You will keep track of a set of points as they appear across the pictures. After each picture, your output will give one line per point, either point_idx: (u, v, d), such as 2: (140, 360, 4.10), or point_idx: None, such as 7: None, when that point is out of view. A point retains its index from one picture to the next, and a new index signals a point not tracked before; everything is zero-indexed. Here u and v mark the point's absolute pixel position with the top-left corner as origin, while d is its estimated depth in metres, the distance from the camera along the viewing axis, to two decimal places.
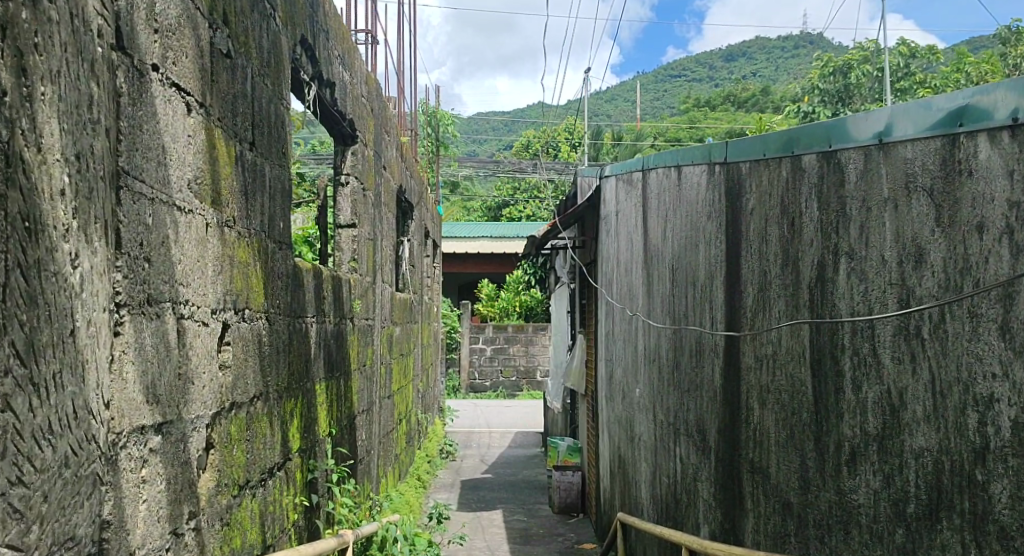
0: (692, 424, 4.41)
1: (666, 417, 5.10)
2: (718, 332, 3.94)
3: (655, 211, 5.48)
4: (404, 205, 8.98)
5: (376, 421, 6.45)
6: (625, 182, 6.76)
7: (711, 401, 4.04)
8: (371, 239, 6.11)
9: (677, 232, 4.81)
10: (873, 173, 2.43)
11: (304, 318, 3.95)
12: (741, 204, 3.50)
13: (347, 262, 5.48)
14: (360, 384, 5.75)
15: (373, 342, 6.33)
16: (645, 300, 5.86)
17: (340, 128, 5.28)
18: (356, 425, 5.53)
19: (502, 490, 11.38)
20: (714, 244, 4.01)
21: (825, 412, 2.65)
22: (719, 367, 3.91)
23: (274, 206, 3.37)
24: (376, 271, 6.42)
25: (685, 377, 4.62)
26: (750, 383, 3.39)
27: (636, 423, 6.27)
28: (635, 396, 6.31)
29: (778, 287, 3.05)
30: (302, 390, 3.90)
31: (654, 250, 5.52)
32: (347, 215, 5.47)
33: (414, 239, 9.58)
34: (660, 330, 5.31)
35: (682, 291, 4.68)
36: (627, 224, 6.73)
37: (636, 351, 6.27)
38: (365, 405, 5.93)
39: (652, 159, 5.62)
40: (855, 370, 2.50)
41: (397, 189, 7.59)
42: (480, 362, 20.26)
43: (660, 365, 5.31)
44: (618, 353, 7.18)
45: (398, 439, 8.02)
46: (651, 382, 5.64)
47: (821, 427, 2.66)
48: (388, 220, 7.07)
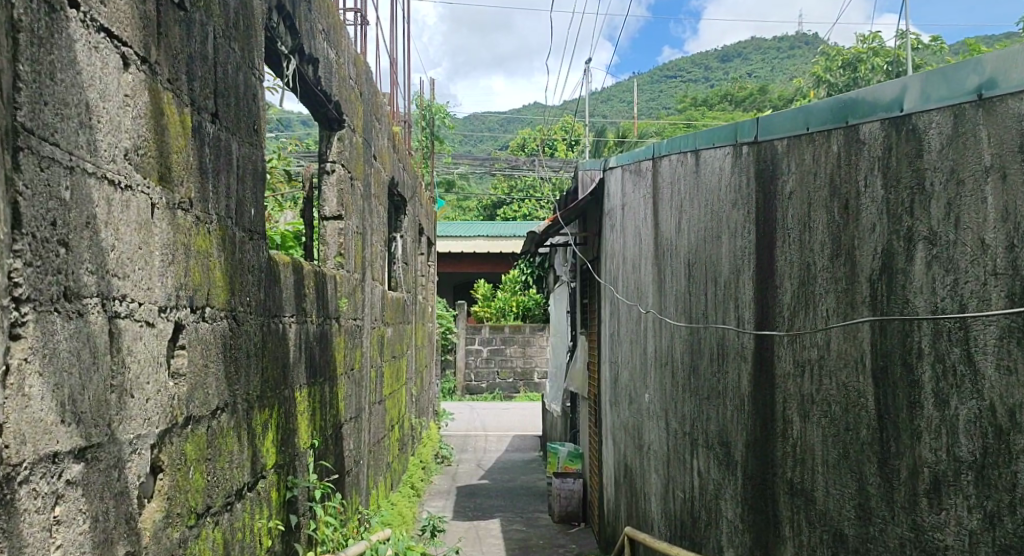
0: (712, 436, 4.00)
1: (681, 426, 4.68)
2: (745, 333, 3.52)
3: (668, 203, 5.05)
4: (397, 199, 8.56)
5: (365, 428, 6.04)
6: (633, 173, 6.33)
7: (738, 411, 3.61)
8: (360, 234, 5.68)
9: (694, 223, 4.39)
10: (977, 142, 2.00)
11: (281, 318, 3.52)
12: (777, 188, 3.08)
13: (333, 258, 5.05)
14: (348, 390, 5.33)
15: (363, 344, 5.91)
16: (655, 297, 5.45)
17: (325, 111, 4.85)
18: (343, 433, 5.11)
19: (500, 496, 10.98)
20: (740, 234, 3.59)
21: (910, 433, 2.21)
22: (746, 373, 3.49)
23: (244, 188, 2.94)
24: (365, 268, 5.99)
25: (703, 383, 4.21)
26: (787, 390, 2.98)
27: (645, 431, 5.85)
28: (644, 401, 5.89)
29: (828, 281, 2.62)
30: (279, 399, 3.47)
31: (667, 245, 5.10)
32: (332, 206, 5.02)
33: (407, 236, 9.17)
34: (673, 331, 4.89)
35: (701, 288, 4.25)
36: (635, 218, 6.30)
37: (646, 353, 5.85)
38: (353, 412, 5.50)
39: (663, 146, 5.20)
40: (951, 382, 2.07)
41: (388, 181, 7.15)
42: (476, 364, 19.83)
43: (673, 369, 4.89)
44: (624, 356, 6.76)
45: (390, 447, 7.58)
46: (663, 387, 5.22)
47: (906, 450, 2.22)
48: (379, 213, 6.66)
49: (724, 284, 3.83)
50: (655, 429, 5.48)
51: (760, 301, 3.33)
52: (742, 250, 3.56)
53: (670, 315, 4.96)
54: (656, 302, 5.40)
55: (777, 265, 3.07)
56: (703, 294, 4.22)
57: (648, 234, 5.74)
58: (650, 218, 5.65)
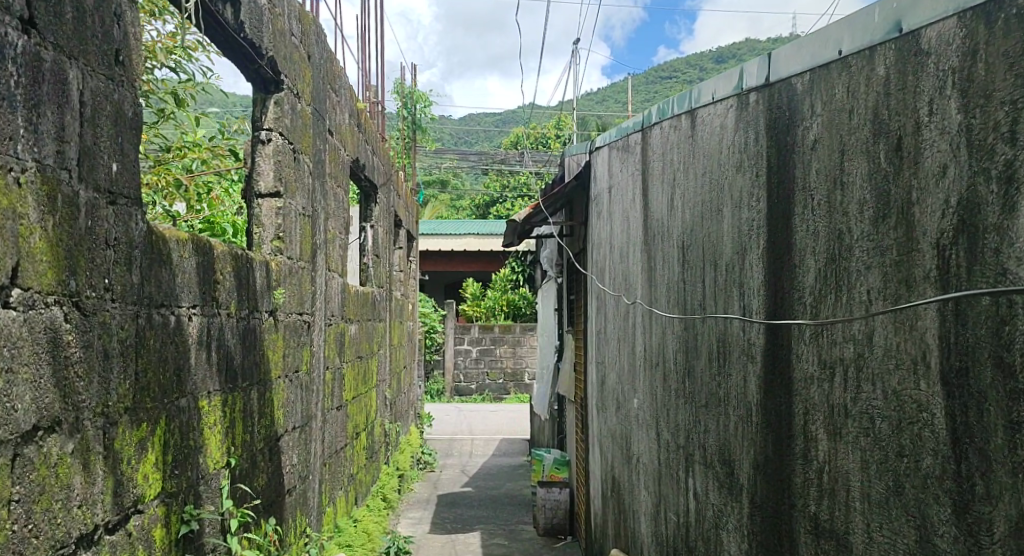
0: (712, 452, 3.31)
1: (674, 438, 4.00)
2: (753, 325, 2.84)
3: (659, 178, 4.37)
4: (367, 185, 7.90)
5: (318, 439, 5.35)
6: (620, 152, 5.65)
7: (743, 423, 2.93)
8: (308, 216, 5.00)
9: (690, 197, 3.70)
10: None
11: (172, 308, 2.84)
12: (795, 137, 2.41)
13: (270, 242, 4.35)
14: (292, 396, 4.64)
15: (315, 342, 5.23)
16: (645, 288, 4.77)
17: (256, 69, 4.17)
18: (283, 446, 4.43)
19: (482, 507, 10.29)
20: (746, 203, 2.91)
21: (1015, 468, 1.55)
22: (755, 375, 2.81)
23: (98, 133, 2.25)
24: (317, 255, 5.30)
25: (701, 389, 3.52)
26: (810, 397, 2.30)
27: (634, 442, 5.16)
28: (633, 407, 5.21)
29: (873, 253, 1.95)
30: (169, 409, 2.79)
31: (658, 228, 4.42)
32: (269, 180, 4.33)
33: (381, 226, 8.50)
34: (665, 325, 4.22)
35: (698, 274, 3.57)
36: (622, 200, 5.62)
37: (634, 352, 5.16)
38: (298, 421, 4.82)
39: (654, 113, 4.52)
40: None
41: (350, 161, 6.46)
42: (465, 365, 19.13)
43: (665, 371, 4.22)
44: (612, 356, 6.07)
45: (354, 457, 6.89)
46: (653, 392, 4.54)
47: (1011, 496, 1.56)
48: (338, 196, 5.99)
49: (725, 266, 3.15)
50: (645, 439, 4.79)
51: (771, 285, 2.65)
52: (748, 223, 2.89)
53: (661, 307, 4.30)
54: (645, 290, 4.72)
55: (796, 235, 2.40)
56: (698, 281, 3.55)
57: (638, 217, 5.06)
58: (640, 198, 4.97)
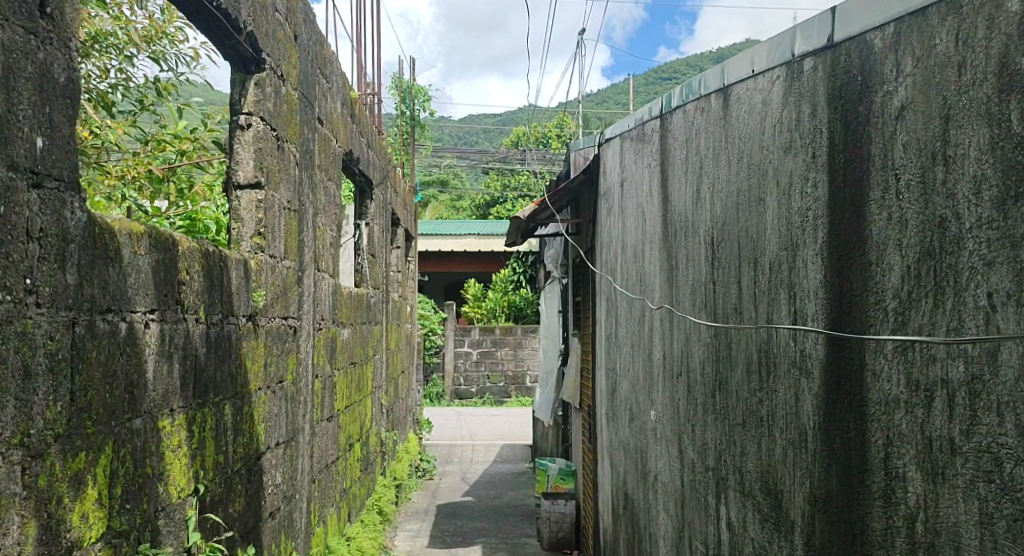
0: (752, 479, 2.89)
1: (701, 458, 3.59)
2: (807, 333, 2.42)
3: (682, 168, 3.95)
4: (362, 180, 7.48)
5: (306, 453, 4.94)
6: (634, 142, 5.22)
7: (793, 449, 2.50)
8: (294, 211, 4.58)
9: (721, 186, 3.28)
10: None
11: (122, 315, 2.39)
12: (879, 106, 1.97)
13: (249, 238, 3.92)
14: (276, 409, 4.23)
15: (303, 349, 4.81)
16: (663, 288, 4.36)
17: (233, 46, 3.74)
18: (266, 465, 4.01)
19: (483, 517, 9.88)
20: (798, 189, 2.48)
21: None
22: (811, 392, 2.39)
23: (13, 100, 1.82)
24: (306, 254, 4.89)
25: (736, 404, 3.09)
26: (906, 425, 1.87)
27: (651, 457, 4.75)
28: (649, 419, 4.80)
29: (1015, 247, 1.57)
30: (118, 432, 2.35)
31: (680, 223, 4.00)
32: (248, 170, 3.90)
33: (377, 224, 8.09)
34: (689, 331, 3.80)
35: (731, 272, 3.14)
36: (636, 193, 5.20)
37: (651, 359, 4.74)
38: (284, 436, 4.41)
39: (675, 96, 4.09)
40: None
41: (342, 154, 6.04)
42: (465, 368, 18.70)
43: (690, 382, 3.80)
44: (624, 363, 5.65)
45: (347, 470, 6.48)
46: (674, 404, 4.12)
47: None
48: (328, 190, 5.57)
49: (769, 264, 2.73)
50: (664, 456, 4.38)
51: (834, 286, 2.23)
52: (801, 212, 2.46)
53: (683, 310, 3.88)
54: (665, 292, 4.30)
55: (878, 225, 1.97)
56: (732, 281, 3.13)
57: (654, 212, 4.64)
58: (657, 190, 4.54)
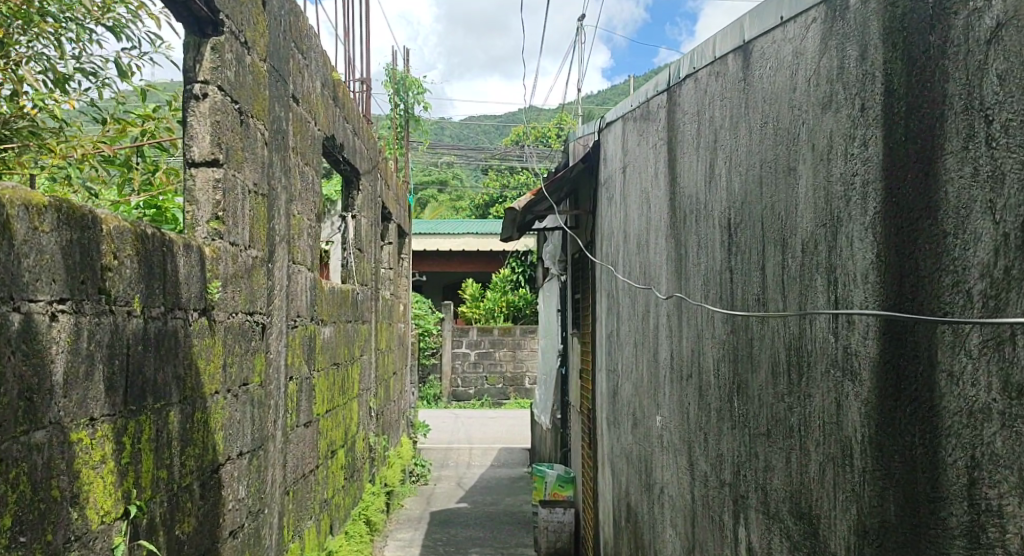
0: (778, 499, 2.46)
1: (715, 471, 3.17)
2: (852, 325, 1.99)
3: (693, 144, 3.52)
4: (346, 169, 7.05)
5: (277, 462, 4.50)
6: (637, 123, 4.79)
7: (834, 466, 2.08)
8: (262, 195, 4.15)
9: (742, 158, 2.84)
10: None
11: (14, 304, 1.95)
12: (969, 31, 1.60)
13: (206, 223, 3.48)
14: (238, 414, 3.80)
15: (273, 348, 4.38)
16: (671, 279, 3.94)
17: (185, 4, 3.31)
18: (226, 478, 3.59)
19: (478, 525, 9.44)
20: (841, 151, 2.04)
21: None
22: (857, 398, 1.96)
23: None
24: (277, 244, 4.46)
25: (758, 410, 2.67)
26: (1002, 443, 1.53)
27: (657, 466, 4.33)
28: (654, 425, 4.38)
29: None
30: (6, 448, 1.91)
31: (691, 206, 3.57)
32: (204, 146, 3.47)
33: (365, 216, 7.66)
34: (701, 327, 3.38)
35: (753, 255, 2.71)
36: (640, 179, 4.78)
37: (657, 359, 4.32)
38: (250, 444, 3.97)
39: (685, 66, 3.67)
40: None
41: (322, 138, 5.61)
42: (463, 369, 18.24)
43: (702, 385, 3.38)
44: (627, 364, 5.23)
45: (329, 479, 6.05)
46: (683, 409, 3.70)
47: None
48: (306, 176, 5.13)
49: (801, 244, 2.30)
50: (671, 466, 3.95)
51: (893, 266, 1.82)
52: (845, 178, 2.02)
53: (695, 302, 3.46)
54: (672, 285, 3.88)
55: (958, 183, 1.62)
56: (754, 268, 2.70)
57: (661, 197, 4.21)
58: (665, 173, 4.11)
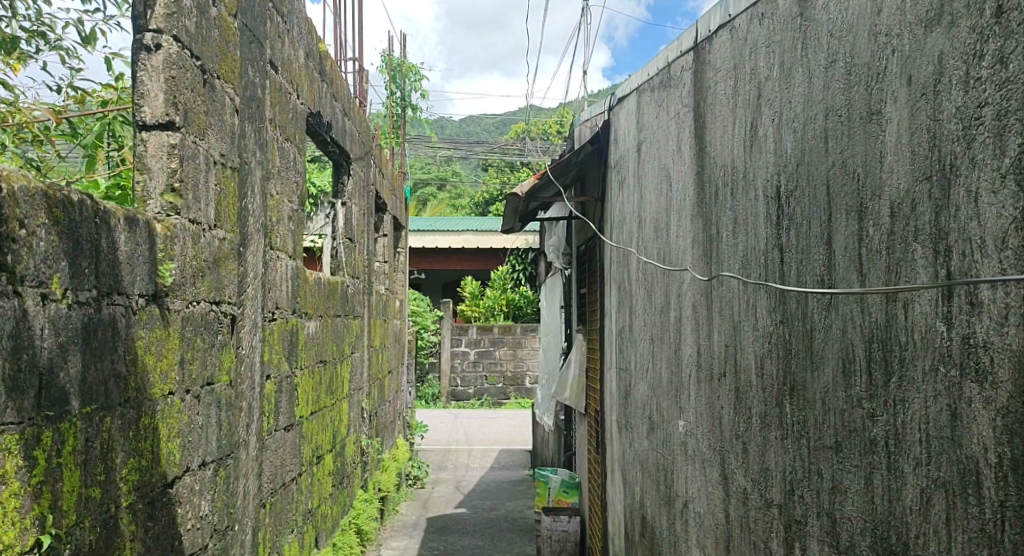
0: (854, 531, 1.97)
1: (758, 489, 2.68)
2: (977, 309, 1.51)
3: (728, 106, 3.03)
4: (335, 152, 6.56)
5: (251, 471, 4.00)
6: (655, 92, 4.30)
7: (950, 496, 1.59)
8: (231, 168, 3.66)
9: (797, 112, 2.35)
10: None
11: None
12: None
13: (158, 196, 2.97)
14: (200, 419, 3.29)
15: (245, 343, 3.88)
16: (698, 265, 3.45)
17: None
18: (183, 493, 3.09)
19: (477, 533, 8.94)
20: (956, 78, 1.56)
21: None
22: (989, 407, 1.48)
23: None
24: (251, 226, 3.97)
25: (821, 418, 2.18)
26: None
27: (679, 478, 3.83)
28: (676, 431, 3.89)
29: None
30: None
31: (725, 179, 3.08)
32: (157, 107, 2.96)
33: (356, 204, 7.17)
34: (739, 319, 2.89)
35: (815, 227, 2.23)
36: (659, 156, 4.29)
37: (679, 356, 3.82)
38: (215, 453, 3.47)
39: (717, 17, 3.17)
40: None
41: (305, 113, 5.13)
42: (462, 368, 17.74)
43: (740, 388, 2.89)
44: (643, 361, 4.74)
45: (314, 487, 5.55)
46: (715, 413, 3.21)
47: None
48: (287, 153, 4.64)
49: (890, 207, 1.81)
50: (698, 479, 3.46)
51: None
52: (963, 113, 1.54)
53: (731, 290, 2.97)
54: (701, 271, 3.39)
55: None
56: (817, 243, 2.22)
57: (685, 172, 3.72)
58: (690, 145, 3.62)
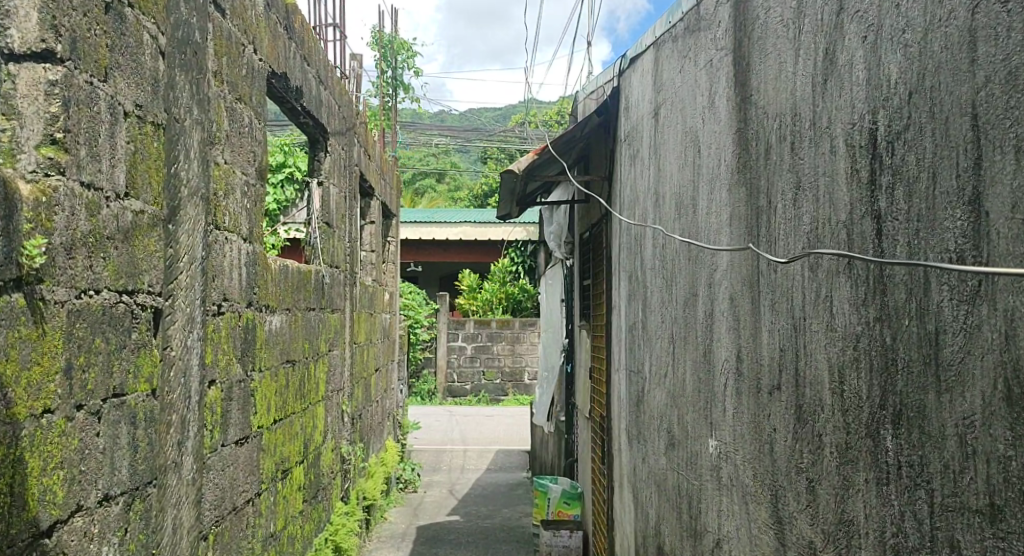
0: None
1: (834, 547, 1.97)
2: None
3: (787, 33, 2.30)
4: (309, 123, 5.82)
5: (184, 497, 3.30)
6: (680, 39, 3.58)
7: None
8: (153, 126, 2.94)
9: (913, 16, 1.63)
10: None
11: None
12: None
13: (32, 150, 2.22)
14: (102, 443, 2.59)
15: (174, 343, 3.17)
16: (739, 246, 2.74)
17: None
18: (70, 541, 2.38)
19: (471, 544, 8.24)
20: None
21: None
22: None
23: None
24: (182, 198, 3.23)
25: (956, 466, 1.47)
26: None
27: (708, 510, 3.12)
28: (704, 452, 3.18)
29: None
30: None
31: (780, 130, 2.36)
32: (27, 29, 2.21)
33: (334, 184, 6.44)
34: (804, 315, 2.17)
35: (945, 178, 1.51)
36: (682, 119, 3.58)
37: (710, 360, 3.10)
38: (125, 482, 2.76)
39: None
40: None
41: (265, 72, 4.39)
42: (459, 363, 17.00)
43: (802, 407, 2.18)
44: (660, 362, 4.03)
45: (280, 504, 4.85)
46: (763, 436, 2.50)
47: None
48: (237, 115, 3.92)
49: None
50: (737, 517, 2.75)
51: None
52: None
53: (792, 278, 2.26)
54: (745, 254, 2.68)
55: None
56: (947, 204, 1.50)
57: (720, 133, 3.00)
58: (727, 97, 2.90)
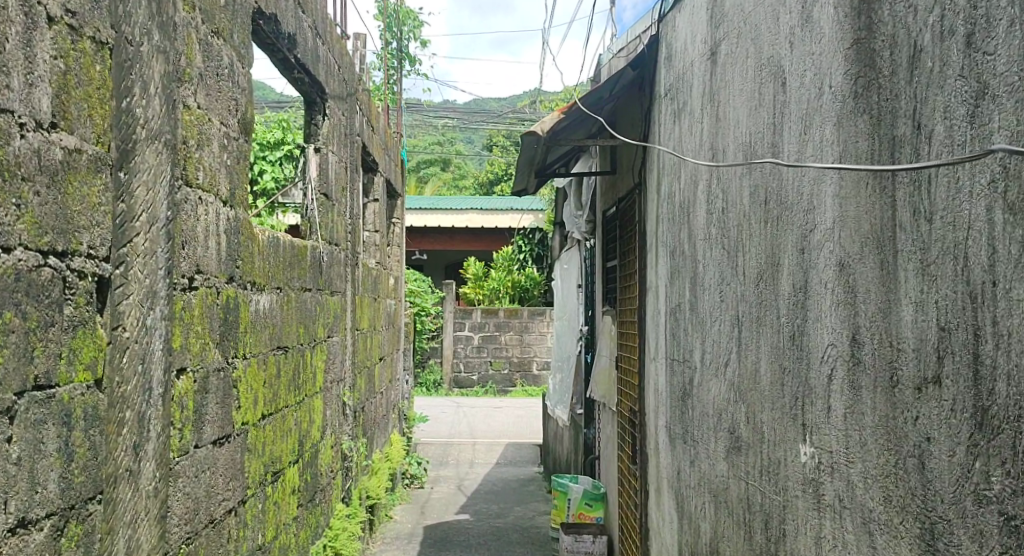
0: None
1: None
2: None
3: None
4: (305, 80, 5.16)
5: (144, 512, 2.67)
6: None
7: None
8: (92, 42, 2.29)
9: None
10: None
11: None
12: None
13: None
14: (16, 452, 1.96)
15: (127, 321, 2.52)
16: (860, 192, 2.08)
17: None
18: None
19: (483, 547, 7.60)
20: None
21: None
22: None
23: None
24: (138, 141, 2.58)
25: None
26: None
27: (802, 534, 2.47)
28: (794, 461, 2.53)
29: None
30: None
31: (941, 23, 1.70)
32: None
33: (334, 152, 5.78)
34: (995, 280, 1.52)
35: None
36: (756, 50, 2.92)
37: (806, 346, 2.45)
38: (55, 500, 2.13)
39: None
40: None
41: (249, 8, 3.73)
42: (466, 353, 16.36)
43: (991, 414, 1.52)
44: (720, 347, 3.38)
45: (268, 511, 4.21)
46: (904, 446, 1.84)
47: None
48: (212, 51, 3.27)
49: None
50: (854, 549, 2.10)
51: None
52: None
53: (965, 228, 1.61)
54: (869, 203, 2.03)
55: None
56: None
57: (820, 54, 2.34)
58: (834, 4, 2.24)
